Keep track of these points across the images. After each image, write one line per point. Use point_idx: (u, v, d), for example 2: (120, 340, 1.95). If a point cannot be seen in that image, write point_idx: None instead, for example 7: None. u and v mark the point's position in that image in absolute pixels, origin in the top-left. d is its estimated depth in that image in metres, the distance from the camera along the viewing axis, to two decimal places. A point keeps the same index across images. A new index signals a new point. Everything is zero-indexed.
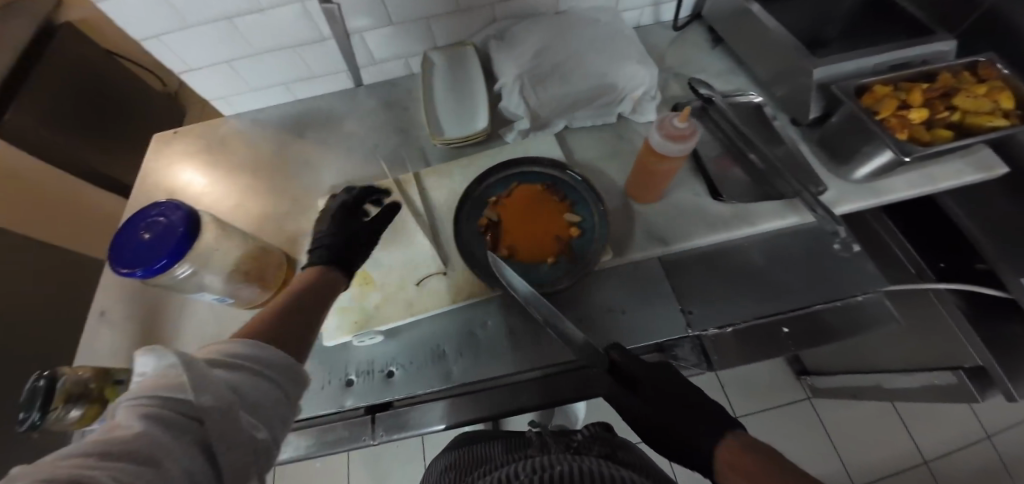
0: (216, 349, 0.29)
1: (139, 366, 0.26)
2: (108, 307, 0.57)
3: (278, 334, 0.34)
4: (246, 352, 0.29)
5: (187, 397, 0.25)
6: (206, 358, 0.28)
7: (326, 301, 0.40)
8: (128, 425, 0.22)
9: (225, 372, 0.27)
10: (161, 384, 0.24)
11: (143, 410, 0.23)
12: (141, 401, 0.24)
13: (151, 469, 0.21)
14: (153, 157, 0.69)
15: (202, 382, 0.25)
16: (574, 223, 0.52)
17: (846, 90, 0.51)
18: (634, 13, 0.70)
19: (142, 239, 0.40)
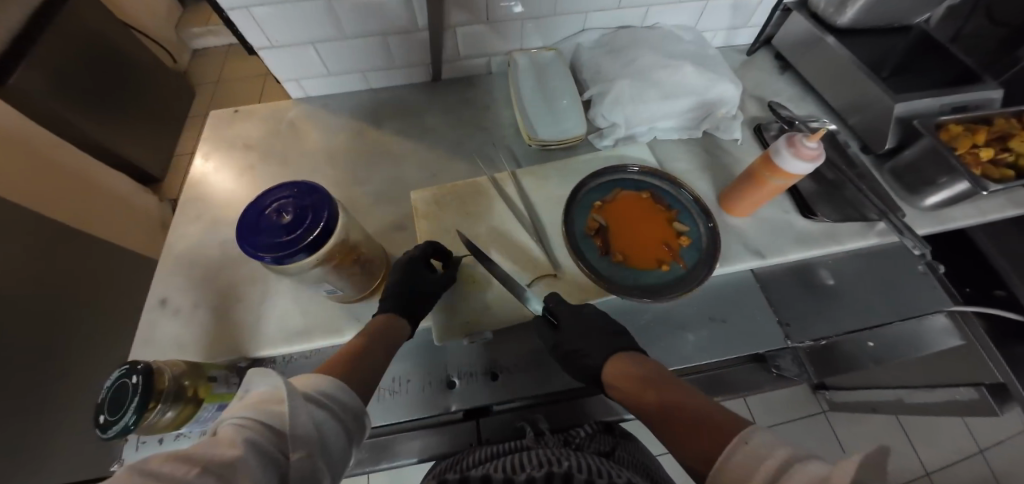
0: (309, 383, 0.32)
1: (244, 387, 0.30)
2: (168, 294, 0.52)
3: (368, 384, 0.37)
4: (335, 393, 0.33)
5: (277, 425, 0.27)
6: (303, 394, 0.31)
7: (394, 343, 0.43)
8: (231, 445, 0.24)
9: (313, 407, 0.30)
10: (261, 403, 0.28)
11: (242, 433, 0.25)
12: (233, 423, 0.26)
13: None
14: (214, 134, 0.65)
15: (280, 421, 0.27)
16: (682, 232, 0.53)
17: (927, 125, 0.55)
18: (709, 34, 0.75)
19: (279, 222, 0.37)
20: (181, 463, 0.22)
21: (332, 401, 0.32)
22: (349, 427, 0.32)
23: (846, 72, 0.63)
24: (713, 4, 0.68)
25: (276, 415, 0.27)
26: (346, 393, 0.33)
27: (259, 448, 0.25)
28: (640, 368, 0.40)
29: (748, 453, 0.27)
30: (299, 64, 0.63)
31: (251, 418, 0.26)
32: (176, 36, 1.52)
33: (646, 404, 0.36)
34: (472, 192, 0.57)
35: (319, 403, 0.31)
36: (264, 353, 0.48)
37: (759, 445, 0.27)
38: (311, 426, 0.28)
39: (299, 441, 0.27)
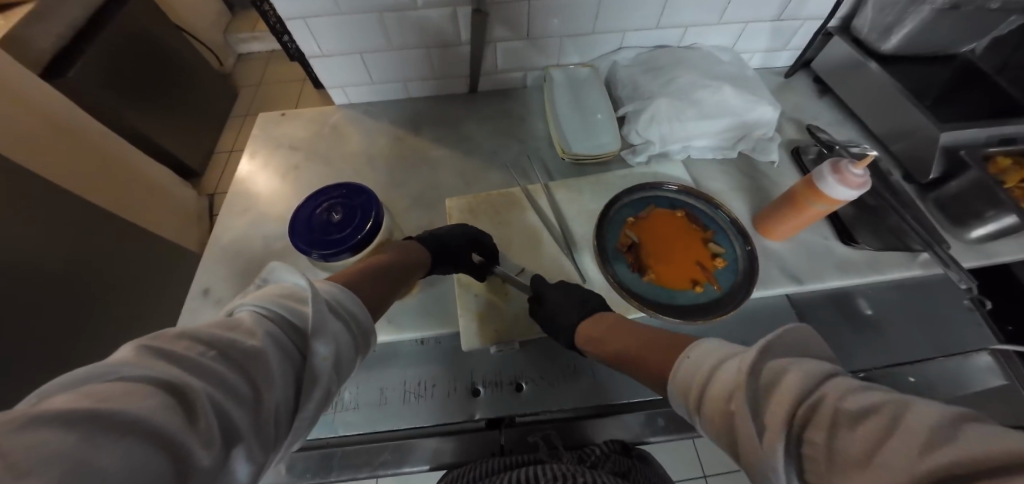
0: (329, 288, 0.32)
1: (268, 276, 0.33)
2: (209, 284, 0.54)
3: (377, 304, 0.37)
4: (348, 303, 0.33)
5: (294, 318, 0.29)
6: (326, 299, 0.31)
7: (411, 273, 0.43)
8: (253, 335, 0.26)
9: (333, 317, 0.30)
10: (282, 297, 0.30)
11: (263, 324, 0.27)
12: (253, 310, 0.28)
13: (229, 406, 0.22)
14: (262, 135, 0.68)
15: (300, 319, 0.29)
16: (718, 254, 0.52)
17: (975, 156, 0.54)
18: (746, 56, 0.75)
19: (328, 220, 0.39)
20: (189, 343, 0.23)
21: (346, 312, 0.32)
22: (360, 342, 0.33)
23: (888, 97, 0.62)
24: (751, 27, 0.68)
25: (297, 314, 0.29)
26: (355, 301, 0.33)
27: (276, 345, 0.26)
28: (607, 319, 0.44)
29: (691, 361, 0.32)
30: (347, 72, 0.67)
31: (270, 311, 0.28)
32: (224, 41, 1.61)
33: (612, 351, 0.41)
34: (505, 202, 0.59)
35: (333, 308, 0.31)
36: None
37: (697, 359, 0.31)
38: (330, 334, 0.29)
39: (315, 343, 0.28)
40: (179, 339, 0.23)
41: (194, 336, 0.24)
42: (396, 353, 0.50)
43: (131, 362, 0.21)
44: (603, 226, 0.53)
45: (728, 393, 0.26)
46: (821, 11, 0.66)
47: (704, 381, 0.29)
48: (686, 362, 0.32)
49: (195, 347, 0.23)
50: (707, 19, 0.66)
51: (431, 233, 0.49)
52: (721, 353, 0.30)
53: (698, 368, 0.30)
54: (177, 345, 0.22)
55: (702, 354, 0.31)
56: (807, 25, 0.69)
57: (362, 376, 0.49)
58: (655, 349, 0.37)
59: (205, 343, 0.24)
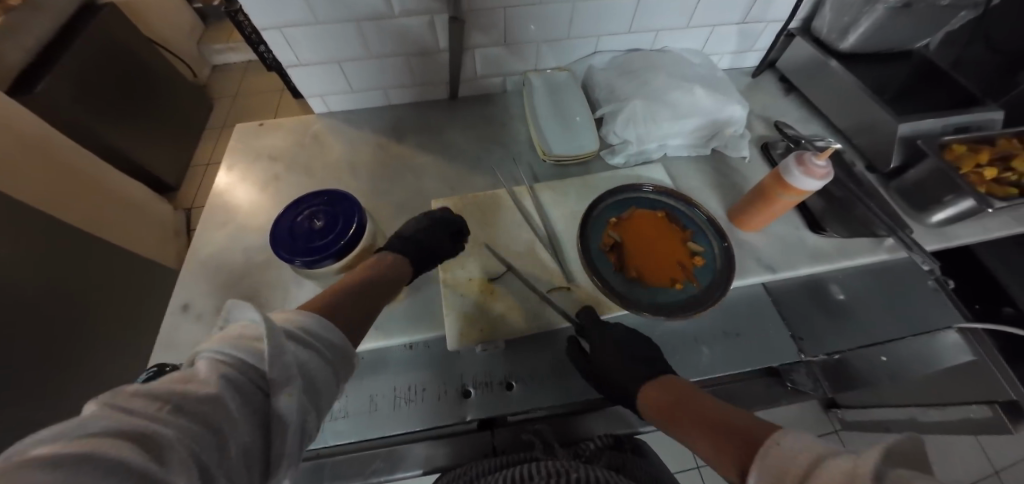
0: (292, 318, 0.31)
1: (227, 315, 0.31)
2: (190, 298, 0.53)
3: (355, 331, 0.36)
4: (317, 328, 0.31)
5: (252, 358, 0.27)
6: (286, 329, 0.30)
7: (387, 289, 0.41)
8: (209, 384, 0.25)
9: (295, 346, 0.29)
10: (239, 338, 0.28)
11: (217, 370, 0.26)
12: (212, 356, 0.27)
13: (199, 453, 0.22)
14: (240, 145, 0.67)
15: (258, 357, 0.27)
16: (697, 252, 0.54)
17: (932, 145, 0.57)
18: (716, 57, 0.78)
19: (310, 227, 0.39)
20: (148, 399, 0.22)
21: (319, 340, 0.31)
22: (338, 366, 0.32)
23: (848, 92, 0.66)
24: (719, 30, 0.71)
25: (253, 352, 0.27)
26: (330, 330, 0.32)
27: (235, 388, 0.25)
28: (674, 387, 0.39)
29: (776, 453, 0.27)
30: (327, 81, 0.67)
31: (227, 354, 0.27)
32: (198, 53, 1.58)
33: (676, 425, 0.36)
34: (490, 203, 0.59)
35: (299, 339, 0.30)
36: None
37: (787, 449, 0.27)
38: (294, 364, 0.28)
39: (278, 383, 0.26)
40: (134, 397, 0.22)
41: (147, 392, 0.22)
42: (383, 359, 0.50)
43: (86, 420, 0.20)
44: (587, 227, 0.55)
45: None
46: (783, 13, 0.70)
47: (796, 478, 0.25)
48: (775, 449, 0.27)
49: (148, 403, 0.22)
50: (677, 22, 0.69)
51: (401, 235, 0.47)
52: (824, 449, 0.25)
53: (789, 459, 0.26)
54: (133, 403, 0.21)
55: (797, 446, 0.26)
56: (770, 26, 0.72)
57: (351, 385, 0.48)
58: (728, 429, 0.32)
59: (162, 399, 0.22)
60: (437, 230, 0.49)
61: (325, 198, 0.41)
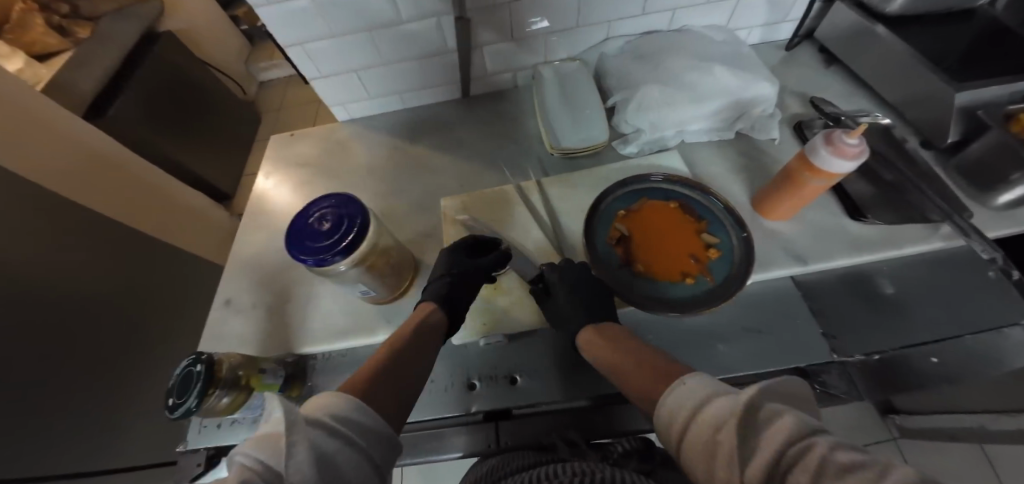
0: (322, 406, 0.30)
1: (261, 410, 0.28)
2: (231, 295, 0.59)
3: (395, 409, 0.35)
4: (349, 414, 0.30)
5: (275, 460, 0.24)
6: (314, 418, 0.28)
7: (425, 357, 0.41)
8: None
9: (319, 433, 0.27)
10: (263, 437, 0.26)
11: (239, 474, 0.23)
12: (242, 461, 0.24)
13: None
14: (272, 155, 0.73)
15: (278, 454, 0.24)
16: (713, 244, 0.51)
17: (997, 116, 0.50)
18: (743, 32, 0.72)
19: (319, 228, 0.41)
20: None
21: (355, 425, 0.30)
22: (373, 452, 0.30)
23: (899, 59, 0.58)
24: (745, 2, 0.66)
25: (274, 448, 0.25)
26: (369, 414, 0.31)
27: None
28: (618, 335, 0.42)
29: (685, 389, 0.30)
30: (345, 89, 0.70)
31: (247, 457, 0.24)
32: (246, 71, 1.73)
33: (619, 367, 0.39)
34: (498, 199, 0.60)
35: (329, 429, 0.28)
36: (309, 350, 0.53)
37: (692, 387, 0.30)
38: (315, 454, 0.25)
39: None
40: None
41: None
42: None
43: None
44: (592, 223, 0.53)
45: (713, 431, 0.26)
46: None
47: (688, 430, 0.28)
48: (674, 403, 0.30)
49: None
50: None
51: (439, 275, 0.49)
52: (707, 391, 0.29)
53: (685, 409, 0.29)
54: None
55: (692, 395, 0.30)
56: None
57: None
58: (659, 373, 0.35)
59: None
60: (467, 269, 0.49)
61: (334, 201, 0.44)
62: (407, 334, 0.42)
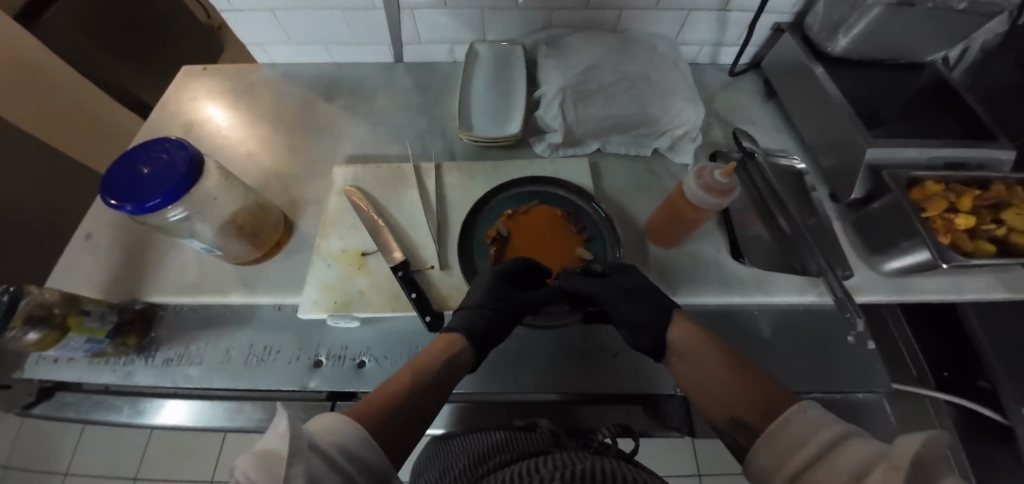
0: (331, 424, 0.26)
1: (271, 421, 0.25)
2: (94, 230, 0.56)
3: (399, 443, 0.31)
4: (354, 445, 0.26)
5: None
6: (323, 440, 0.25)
7: (444, 389, 0.36)
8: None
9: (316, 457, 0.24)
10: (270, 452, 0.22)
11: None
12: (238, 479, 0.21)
13: None
14: (177, 88, 0.68)
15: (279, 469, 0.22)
16: (586, 259, 0.49)
17: (898, 178, 0.48)
18: (694, 48, 0.69)
19: (138, 174, 0.39)
20: None
21: (351, 458, 0.26)
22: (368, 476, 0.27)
23: (825, 104, 0.56)
24: (695, 16, 0.62)
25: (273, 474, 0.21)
26: (371, 446, 0.27)
27: None
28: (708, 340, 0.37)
29: (803, 421, 0.27)
30: (262, 30, 0.65)
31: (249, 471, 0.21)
32: None
33: (707, 381, 0.35)
34: (393, 177, 0.57)
35: (329, 459, 0.24)
36: (154, 299, 0.51)
37: (808, 425, 0.26)
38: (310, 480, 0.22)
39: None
40: None
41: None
42: (251, 315, 0.51)
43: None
44: (471, 223, 0.52)
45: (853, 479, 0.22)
46: (784, 5, 0.59)
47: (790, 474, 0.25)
48: (771, 434, 0.27)
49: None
50: (642, 2, 0.60)
51: (477, 293, 0.42)
52: (835, 427, 0.25)
53: (794, 445, 0.26)
54: None
55: (798, 429, 0.26)
56: (762, 18, 0.62)
57: (213, 336, 0.50)
58: (754, 396, 0.31)
59: None
60: (497, 299, 0.41)
61: (159, 145, 0.41)
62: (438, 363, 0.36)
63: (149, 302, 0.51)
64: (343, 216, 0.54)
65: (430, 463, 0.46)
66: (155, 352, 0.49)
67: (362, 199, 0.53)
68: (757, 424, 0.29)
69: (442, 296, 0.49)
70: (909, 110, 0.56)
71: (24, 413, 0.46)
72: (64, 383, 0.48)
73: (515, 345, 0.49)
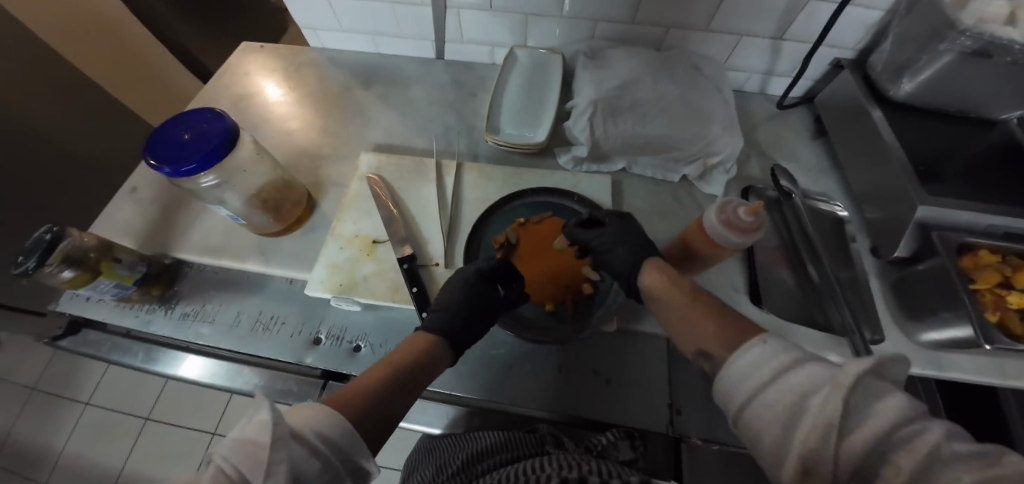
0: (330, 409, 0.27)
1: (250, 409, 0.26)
2: (140, 184, 0.60)
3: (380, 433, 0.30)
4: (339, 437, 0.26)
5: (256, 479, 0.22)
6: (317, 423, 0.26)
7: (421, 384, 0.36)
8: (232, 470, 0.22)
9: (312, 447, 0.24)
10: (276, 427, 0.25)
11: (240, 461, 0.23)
12: (219, 464, 0.23)
13: None
14: (234, 62, 0.72)
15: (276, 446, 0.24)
16: (590, 279, 0.48)
17: (948, 243, 0.44)
18: (742, 74, 0.65)
19: (179, 139, 0.42)
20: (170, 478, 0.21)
21: (332, 448, 0.25)
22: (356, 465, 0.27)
23: (877, 150, 0.52)
24: (747, 41, 0.59)
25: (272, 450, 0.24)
26: (349, 432, 0.26)
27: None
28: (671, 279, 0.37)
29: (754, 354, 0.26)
30: (316, 15, 0.68)
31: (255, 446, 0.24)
32: None
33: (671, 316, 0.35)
34: (414, 170, 0.58)
35: (310, 446, 0.24)
36: (180, 255, 0.55)
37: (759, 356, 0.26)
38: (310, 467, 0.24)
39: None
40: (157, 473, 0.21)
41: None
42: (263, 283, 0.54)
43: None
44: (481, 225, 0.52)
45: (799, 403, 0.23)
46: (847, 39, 0.56)
47: (744, 400, 0.26)
48: (731, 372, 0.27)
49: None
50: (692, 22, 0.58)
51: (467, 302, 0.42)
52: (788, 354, 0.25)
53: (751, 378, 0.26)
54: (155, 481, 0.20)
55: (752, 361, 0.26)
56: (822, 51, 0.58)
57: (226, 298, 0.53)
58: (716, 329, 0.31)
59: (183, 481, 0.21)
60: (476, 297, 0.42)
61: (200, 113, 0.44)
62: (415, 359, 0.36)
63: (177, 257, 0.54)
64: (361, 202, 0.56)
65: (427, 460, 0.47)
66: (175, 305, 0.52)
67: (381, 188, 0.55)
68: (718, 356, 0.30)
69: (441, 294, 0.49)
70: (972, 170, 0.51)
71: (52, 343, 0.50)
72: (91, 322, 0.52)
73: (512, 354, 0.49)
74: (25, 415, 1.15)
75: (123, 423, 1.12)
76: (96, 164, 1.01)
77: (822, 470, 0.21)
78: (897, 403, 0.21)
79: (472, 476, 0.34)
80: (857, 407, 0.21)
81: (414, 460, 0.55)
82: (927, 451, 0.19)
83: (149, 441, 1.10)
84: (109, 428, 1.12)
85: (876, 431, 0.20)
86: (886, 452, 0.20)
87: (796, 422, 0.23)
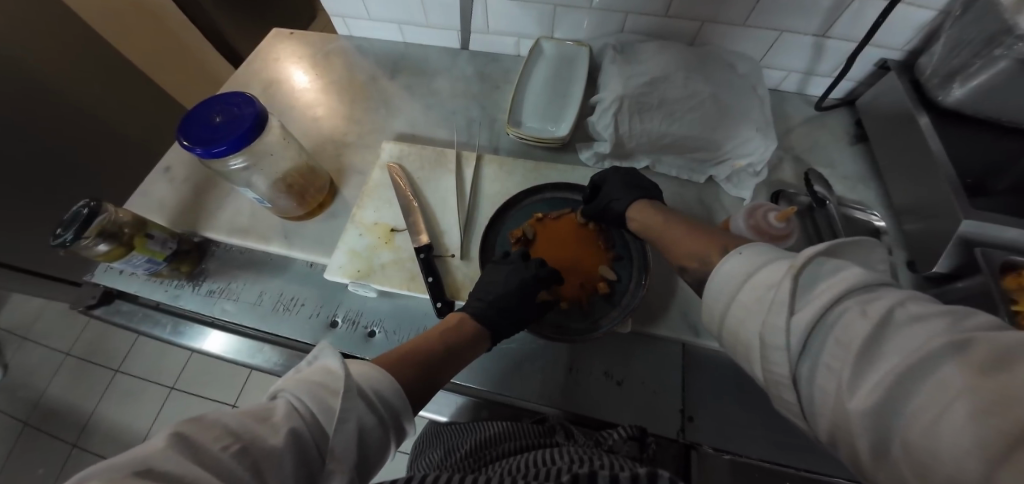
0: (368, 370, 0.28)
1: (314, 353, 0.29)
2: (171, 165, 0.63)
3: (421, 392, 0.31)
4: (386, 391, 0.28)
5: (323, 426, 0.25)
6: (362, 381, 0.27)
7: (458, 355, 0.37)
8: (277, 432, 0.23)
9: (364, 409, 0.26)
10: (320, 387, 0.26)
11: (291, 419, 0.24)
12: (290, 400, 0.25)
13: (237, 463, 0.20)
14: (265, 48, 0.74)
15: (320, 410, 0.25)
16: (607, 279, 0.47)
17: (992, 260, 0.40)
18: (778, 73, 0.62)
19: (210, 121, 0.43)
20: (221, 433, 0.21)
21: (384, 405, 0.27)
22: (397, 431, 0.28)
23: (921, 160, 0.48)
24: (787, 38, 0.56)
25: (326, 410, 0.25)
26: (399, 393, 0.28)
27: (299, 447, 0.23)
28: (657, 214, 0.43)
29: (737, 262, 0.29)
30: (344, 3, 0.68)
31: (303, 406, 0.25)
32: None
33: (662, 238, 0.41)
34: (434, 160, 0.58)
35: (370, 402, 0.27)
36: (208, 234, 0.57)
37: (750, 258, 0.29)
38: (355, 436, 0.25)
39: (340, 452, 0.24)
40: (212, 427, 0.22)
41: (225, 424, 0.22)
42: (285, 265, 0.55)
43: (156, 456, 0.19)
44: (498, 219, 0.52)
45: (769, 293, 0.25)
46: (896, 39, 0.53)
47: (727, 301, 0.29)
48: (714, 282, 0.30)
49: (221, 439, 0.21)
50: (727, 17, 0.55)
51: (489, 295, 0.42)
52: (764, 257, 0.28)
53: (731, 282, 0.29)
54: (207, 435, 0.21)
55: (728, 271, 0.29)
56: (867, 51, 0.55)
57: (251, 278, 0.54)
58: (701, 241, 0.36)
59: (234, 435, 0.22)
60: (501, 283, 0.43)
61: (231, 97, 0.45)
62: (449, 334, 0.38)
63: (204, 235, 0.56)
64: (382, 189, 0.56)
65: (432, 450, 0.47)
66: (201, 282, 0.54)
67: (401, 177, 0.55)
68: (696, 269, 0.35)
69: (456, 288, 0.49)
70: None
71: (86, 311, 0.53)
72: (123, 293, 0.55)
73: (523, 350, 0.49)
74: (63, 376, 1.23)
75: (150, 391, 1.18)
76: (132, 142, 1.06)
77: (784, 347, 0.23)
78: (853, 278, 0.22)
79: (484, 460, 0.35)
80: (814, 286, 0.23)
81: (417, 448, 0.56)
82: (877, 311, 0.20)
83: (173, 409, 1.16)
84: (138, 394, 1.19)
85: (825, 299, 0.22)
86: (841, 319, 0.22)
87: (766, 308, 0.25)
